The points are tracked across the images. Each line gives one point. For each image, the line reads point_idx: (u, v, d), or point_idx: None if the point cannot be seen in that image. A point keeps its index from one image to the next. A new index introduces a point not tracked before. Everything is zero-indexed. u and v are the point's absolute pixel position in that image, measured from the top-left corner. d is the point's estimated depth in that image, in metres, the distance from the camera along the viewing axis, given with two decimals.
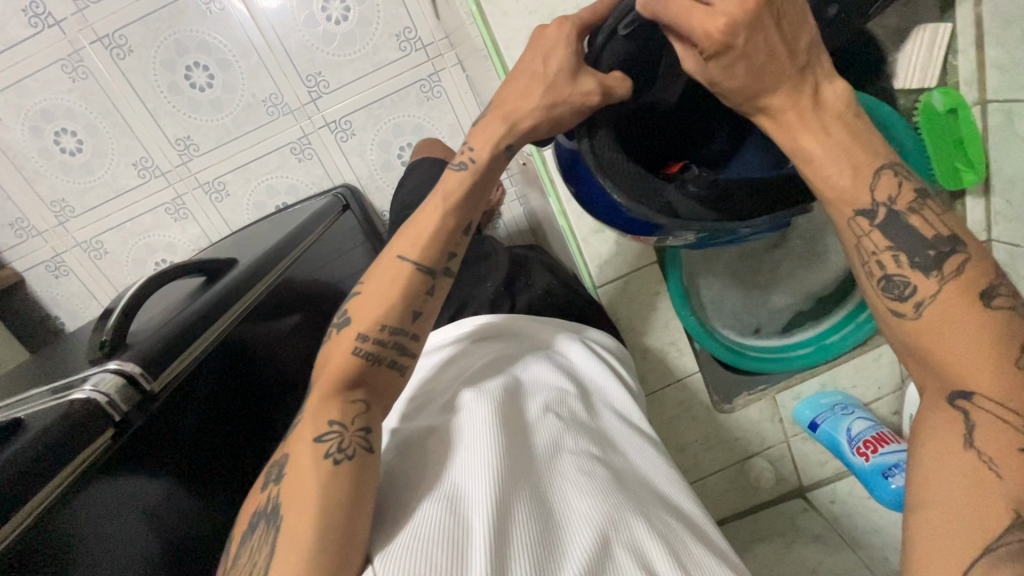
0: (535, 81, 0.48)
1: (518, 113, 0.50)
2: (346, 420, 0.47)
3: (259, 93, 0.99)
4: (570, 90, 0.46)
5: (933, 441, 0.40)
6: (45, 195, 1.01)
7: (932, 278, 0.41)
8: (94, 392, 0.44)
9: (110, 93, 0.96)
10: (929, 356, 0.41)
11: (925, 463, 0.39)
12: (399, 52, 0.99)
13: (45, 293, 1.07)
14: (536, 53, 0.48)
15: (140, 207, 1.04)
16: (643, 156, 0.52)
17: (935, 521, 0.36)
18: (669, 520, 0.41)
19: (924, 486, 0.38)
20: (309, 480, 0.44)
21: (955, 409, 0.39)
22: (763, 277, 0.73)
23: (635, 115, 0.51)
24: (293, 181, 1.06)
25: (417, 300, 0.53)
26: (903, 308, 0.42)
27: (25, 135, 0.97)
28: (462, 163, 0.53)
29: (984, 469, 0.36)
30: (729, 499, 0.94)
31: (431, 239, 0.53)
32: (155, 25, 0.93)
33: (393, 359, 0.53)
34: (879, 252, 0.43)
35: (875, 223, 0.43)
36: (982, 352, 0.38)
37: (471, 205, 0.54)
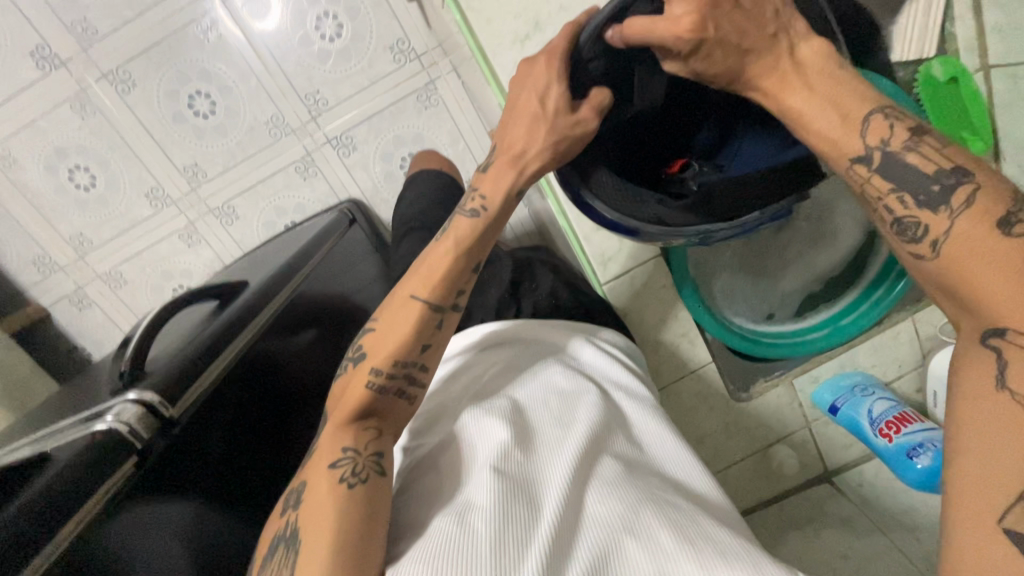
0: (533, 118, 0.49)
1: (510, 122, 0.51)
2: (360, 446, 0.48)
3: (261, 115, 1.00)
4: (573, 123, 0.48)
5: (961, 391, 0.37)
6: (64, 231, 1.04)
7: (942, 214, 0.39)
8: (116, 422, 0.45)
9: (118, 126, 0.98)
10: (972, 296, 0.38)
11: (960, 410, 0.37)
12: (394, 64, 0.99)
13: (71, 324, 1.11)
14: (528, 91, 0.49)
15: (155, 236, 1.07)
16: (642, 165, 0.56)
17: (970, 470, 0.34)
18: (679, 502, 0.41)
19: (957, 433, 0.36)
20: (327, 505, 0.44)
21: (988, 349, 0.36)
22: (773, 261, 0.72)
23: (627, 124, 0.54)
24: (300, 200, 1.08)
25: (428, 333, 0.54)
26: (922, 250, 0.40)
27: (41, 174, 1.00)
28: (473, 210, 0.54)
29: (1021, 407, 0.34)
30: (754, 489, 0.93)
31: (443, 278, 0.54)
32: (157, 57, 0.95)
33: (402, 389, 0.53)
34: (883, 197, 0.42)
35: (873, 168, 0.43)
36: (1009, 280, 0.36)
37: (481, 245, 0.55)
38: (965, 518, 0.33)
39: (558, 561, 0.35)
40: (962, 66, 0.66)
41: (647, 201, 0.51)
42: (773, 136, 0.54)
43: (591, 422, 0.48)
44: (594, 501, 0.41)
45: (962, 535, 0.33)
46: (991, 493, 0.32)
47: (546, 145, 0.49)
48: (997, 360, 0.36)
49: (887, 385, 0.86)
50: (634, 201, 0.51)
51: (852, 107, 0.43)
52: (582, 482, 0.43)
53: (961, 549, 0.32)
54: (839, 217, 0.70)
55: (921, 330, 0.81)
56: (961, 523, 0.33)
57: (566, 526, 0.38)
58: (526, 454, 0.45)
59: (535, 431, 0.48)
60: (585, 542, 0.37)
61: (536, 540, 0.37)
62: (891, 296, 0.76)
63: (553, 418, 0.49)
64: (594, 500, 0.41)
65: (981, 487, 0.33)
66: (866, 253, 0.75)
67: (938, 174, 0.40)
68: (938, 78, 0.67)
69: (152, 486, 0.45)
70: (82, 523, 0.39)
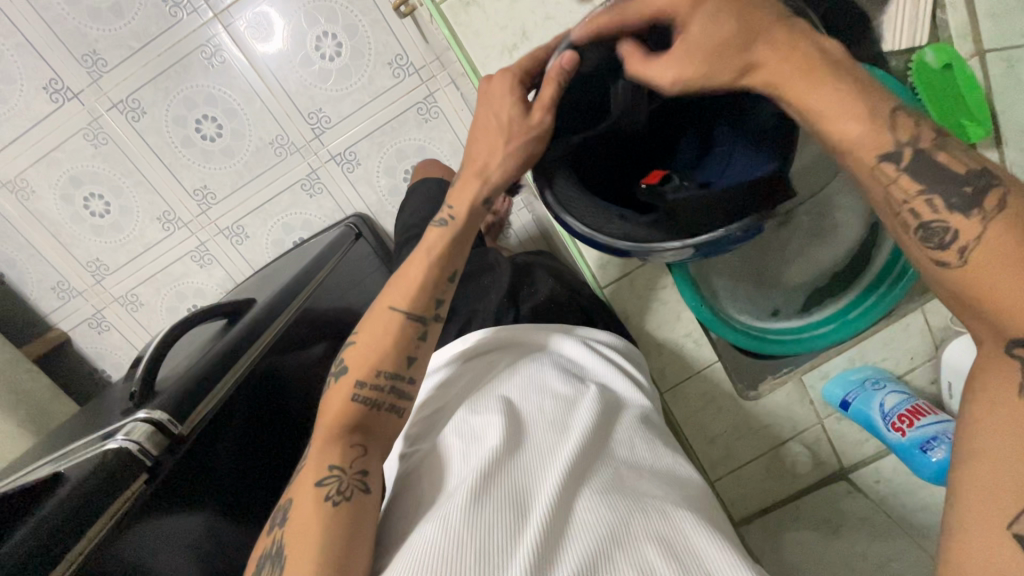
0: (494, 134, 0.52)
1: (478, 140, 0.54)
2: (345, 463, 0.49)
3: (266, 136, 1.03)
4: (527, 128, 0.50)
5: (978, 399, 0.36)
6: (82, 257, 1.08)
7: (973, 217, 0.37)
8: (126, 440, 0.46)
9: (129, 153, 1.01)
10: (967, 296, 0.37)
11: (977, 415, 0.35)
12: (394, 79, 1.01)
13: (90, 347, 1.14)
14: (489, 108, 0.52)
15: (167, 258, 1.10)
16: (622, 178, 0.56)
17: (988, 479, 0.33)
18: (670, 510, 0.41)
19: (975, 441, 0.35)
20: (311, 524, 0.44)
21: (1011, 358, 0.35)
22: (774, 257, 0.71)
23: (603, 137, 0.52)
24: (307, 216, 1.10)
25: (411, 345, 0.55)
26: (947, 256, 0.38)
27: (58, 203, 1.03)
28: (442, 220, 0.57)
29: None
30: (768, 489, 0.91)
31: (420, 287, 0.56)
32: (164, 85, 0.98)
33: (391, 403, 0.54)
34: (910, 200, 0.40)
35: (901, 167, 0.40)
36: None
37: (457, 255, 0.57)
38: (975, 530, 0.32)
39: (544, 566, 0.36)
40: (956, 54, 0.65)
41: (619, 215, 0.50)
42: (764, 146, 0.50)
43: (584, 428, 0.49)
44: (583, 506, 0.41)
45: (970, 547, 0.32)
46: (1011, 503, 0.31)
47: (508, 154, 0.52)
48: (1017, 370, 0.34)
49: (899, 378, 0.85)
50: (607, 215, 0.50)
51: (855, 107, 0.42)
52: (573, 487, 0.43)
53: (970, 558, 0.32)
54: (839, 210, 0.69)
55: (933, 321, 0.80)
56: (970, 534, 0.32)
57: (551, 529, 0.39)
58: (515, 457, 0.45)
59: (527, 435, 0.48)
60: (575, 546, 0.38)
61: (525, 544, 0.37)
62: (897, 292, 0.75)
63: (548, 420, 0.50)
64: (582, 505, 0.41)
65: (997, 498, 0.32)
66: (869, 244, 0.73)
67: (969, 175, 0.39)
68: (932, 65, 0.66)
69: (163, 502, 0.46)
70: (94, 539, 0.40)
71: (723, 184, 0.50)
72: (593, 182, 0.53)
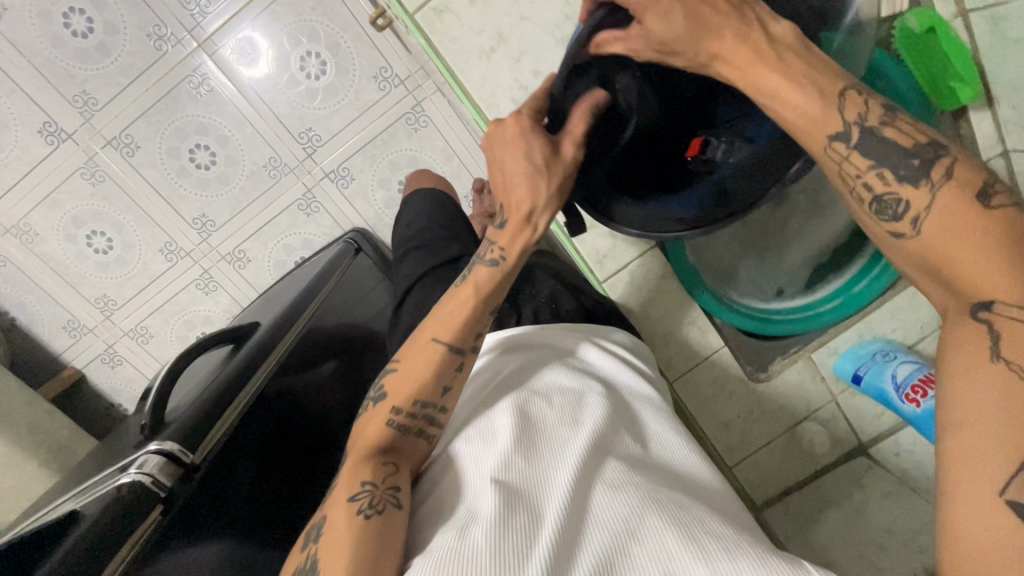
0: (529, 174, 0.51)
1: (509, 181, 0.52)
2: (377, 479, 0.49)
3: (259, 159, 1.03)
4: (564, 164, 0.50)
5: (952, 365, 0.37)
6: (90, 295, 1.09)
7: (923, 187, 0.40)
8: (139, 474, 0.46)
9: (126, 189, 1.02)
10: (950, 270, 0.38)
11: (952, 381, 0.37)
12: (380, 92, 1.01)
13: (105, 382, 1.16)
14: (512, 151, 0.51)
15: (173, 288, 1.11)
16: (661, 164, 0.57)
17: (970, 443, 0.34)
18: (685, 502, 0.41)
19: (953, 405, 0.36)
20: (343, 541, 0.44)
21: (978, 322, 0.36)
22: (774, 237, 0.72)
23: (633, 146, 0.54)
24: (307, 236, 1.11)
25: (448, 376, 0.55)
26: (902, 228, 0.41)
27: (62, 244, 1.05)
28: (490, 260, 0.56)
29: (1016, 379, 0.34)
30: (787, 471, 0.90)
31: (463, 321, 0.56)
32: (155, 118, 0.99)
33: (423, 429, 0.54)
34: (862, 174, 0.42)
35: (851, 145, 0.42)
36: (992, 263, 0.36)
37: (497, 292, 0.57)
38: (964, 495, 0.33)
39: (564, 567, 0.36)
40: (939, 16, 0.66)
41: (673, 213, 0.55)
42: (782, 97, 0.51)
43: (596, 423, 0.48)
44: (599, 503, 0.41)
45: (964, 508, 0.33)
46: (992, 463, 0.33)
47: (551, 193, 0.51)
48: (987, 333, 0.36)
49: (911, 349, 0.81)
50: (663, 218, 0.55)
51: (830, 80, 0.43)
52: (587, 484, 0.43)
53: (959, 522, 0.33)
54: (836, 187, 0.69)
55: None
56: (963, 497, 0.33)
57: (569, 529, 0.39)
58: (528, 457, 0.45)
59: (540, 433, 0.48)
60: (591, 545, 0.38)
61: (542, 545, 0.37)
62: None
63: (561, 417, 0.49)
64: (599, 503, 0.41)
65: (979, 461, 0.33)
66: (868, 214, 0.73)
67: (916, 148, 0.41)
68: (915, 29, 0.67)
69: (178, 531, 0.46)
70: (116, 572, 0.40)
71: (763, 143, 0.52)
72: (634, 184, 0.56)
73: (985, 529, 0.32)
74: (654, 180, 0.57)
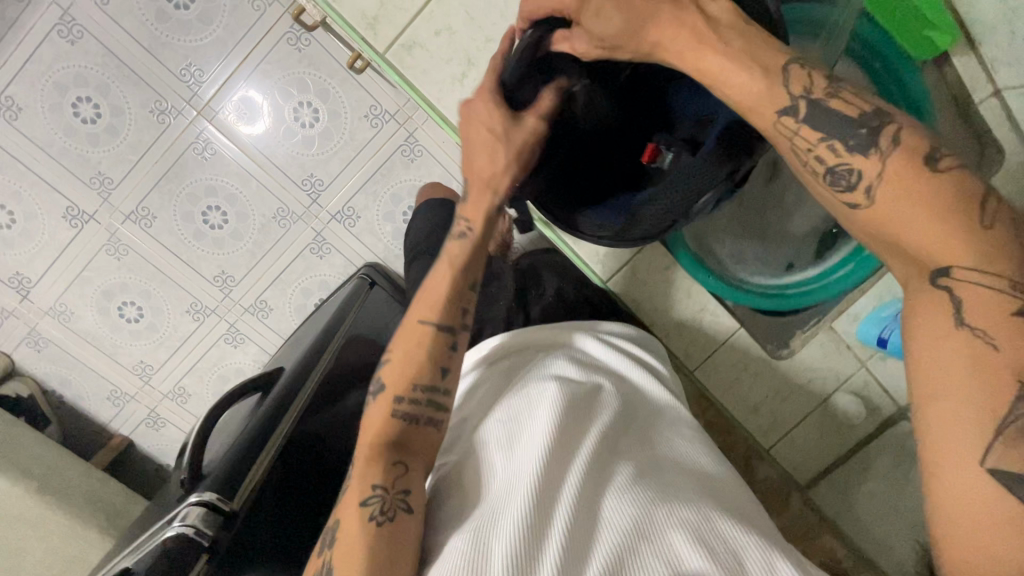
0: (494, 146, 0.55)
1: (479, 155, 0.56)
2: (388, 482, 0.49)
3: (269, 212, 1.08)
4: (522, 131, 0.54)
5: (917, 329, 0.42)
6: (128, 363, 1.14)
7: (873, 157, 0.43)
8: (183, 526, 0.49)
9: (149, 257, 1.07)
10: (897, 240, 0.43)
11: (916, 349, 0.42)
12: (373, 129, 1.04)
13: (153, 444, 1.21)
14: (477, 124, 0.56)
15: (204, 346, 1.15)
16: (609, 163, 0.62)
17: (947, 409, 0.39)
18: (691, 501, 0.42)
19: (925, 372, 0.41)
20: (358, 549, 0.45)
21: (940, 288, 0.41)
22: (773, 213, 0.73)
23: (579, 139, 0.60)
24: (322, 277, 1.14)
25: (444, 356, 0.56)
26: (858, 198, 0.44)
27: (97, 318, 1.10)
28: (462, 233, 0.59)
29: (982, 343, 0.39)
30: (826, 447, 0.88)
31: (448, 300, 0.58)
32: (167, 187, 1.04)
33: (428, 416, 0.55)
34: (815, 147, 0.45)
35: (800, 117, 0.46)
36: (938, 226, 0.40)
37: (478, 262, 0.59)
38: (945, 461, 0.38)
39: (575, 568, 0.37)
40: None
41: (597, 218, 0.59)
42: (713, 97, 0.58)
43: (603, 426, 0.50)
44: (608, 504, 0.42)
45: (949, 465, 0.38)
46: (971, 426, 0.38)
47: (511, 160, 0.55)
48: (950, 299, 0.40)
49: None
50: (591, 221, 0.59)
51: (768, 57, 0.47)
52: (597, 488, 0.44)
53: (946, 481, 0.38)
54: None
55: None
56: (944, 457, 0.38)
57: (578, 530, 0.40)
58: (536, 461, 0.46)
59: None
60: (601, 547, 0.39)
61: (552, 546, 0.38)
62: None
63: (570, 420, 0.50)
64: (607, 503, 0.42)
65: (957, 425, 0.38)
66: None
67: (862, 118, 0.44)
68: None
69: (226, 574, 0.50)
70: None
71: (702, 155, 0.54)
72: (577, 186, 0.61)
73: (970, 490, 0.37)
74: (603, 183, 0.62)
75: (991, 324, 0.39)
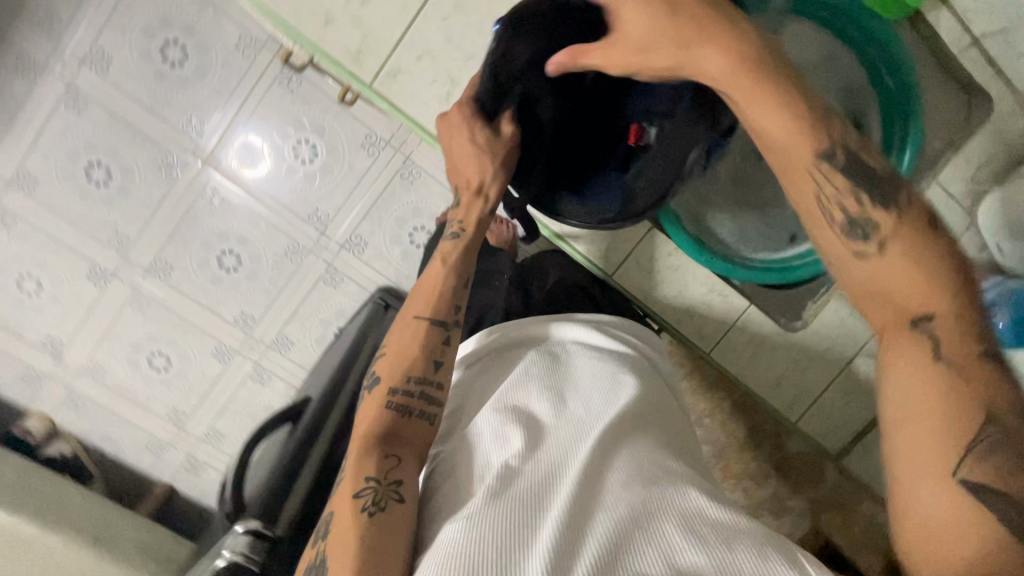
0: (476, 154, 0.62)
1: (463, 164, 0.63)
2: (380, 474, 0.50)
3: (280, 249, 1.11)
4: (501, 141, 0.62)
5: (890, 359, 0.43)
6: (162, 411, 1.18)
7: (891, 214, 0.44)
8: (232, 556, 0.52)
9: (171, 307, 1.11)
10: (884, 285, 0.44)
11: (892, 377, 0.43)
12: (370, 157, 1.07)
13: (194, 487, 1.24)
14: (459, 136, 0.62)
15: (233, 386, 1.18)
16: (588, 155, 0.68)
17: (922, 437, 0.40)
18: (678, 499, 0.45)
19: (903, 402, 0.42)
20: (349, 536, 0.46)
21: (921, 328, 0.42)
22: (768, 190, 0.76)
23: (556, 138, 0.66)
24: (339, 306, 1.16)
25: (437, 349, 0.59)
26: (866, 246, 0.44)
27: (129, 370, 1.15)
28: (453, 233, 0.65)
29: (955, 377, 0.40)
30: (855, 414, 0.88)
31: (439, 296, 0.62)
32: (181, 238, 1.08)
33: (421, 408, 0.55)
34: (840, 196, 0.45)
35: (832, 163, 0.46)
36: (928, 278, 0.42)
37: (467, 263, 0.65)
38: (918, 486, 0.40)
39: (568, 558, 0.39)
40: None
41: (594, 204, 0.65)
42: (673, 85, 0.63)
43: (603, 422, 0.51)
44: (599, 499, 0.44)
45: (920, 490, 0.40)
46: (944, 456, 0.39)
47: (496, 167, 0.62)
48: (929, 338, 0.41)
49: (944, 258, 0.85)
50: (589, 207, 0.65)
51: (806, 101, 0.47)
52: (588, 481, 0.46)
53: (921, 506, 0.39)
54: None
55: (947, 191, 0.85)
56: (916, 484, 0.40)
57: (570, 519, 0.42)
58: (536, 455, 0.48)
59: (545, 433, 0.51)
60: (593, 537, 0.41)
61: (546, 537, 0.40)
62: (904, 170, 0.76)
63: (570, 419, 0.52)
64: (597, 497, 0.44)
65: (933, 454, 0.39)
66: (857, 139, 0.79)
67: (881, 176, 0.46)
68: None
69: None
70: None
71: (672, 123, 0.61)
72: (564, 179, 0.67)
73: (945, 513, 0.38)
74: (588, 171, 0.68)
75: (963, 362, 0.41)
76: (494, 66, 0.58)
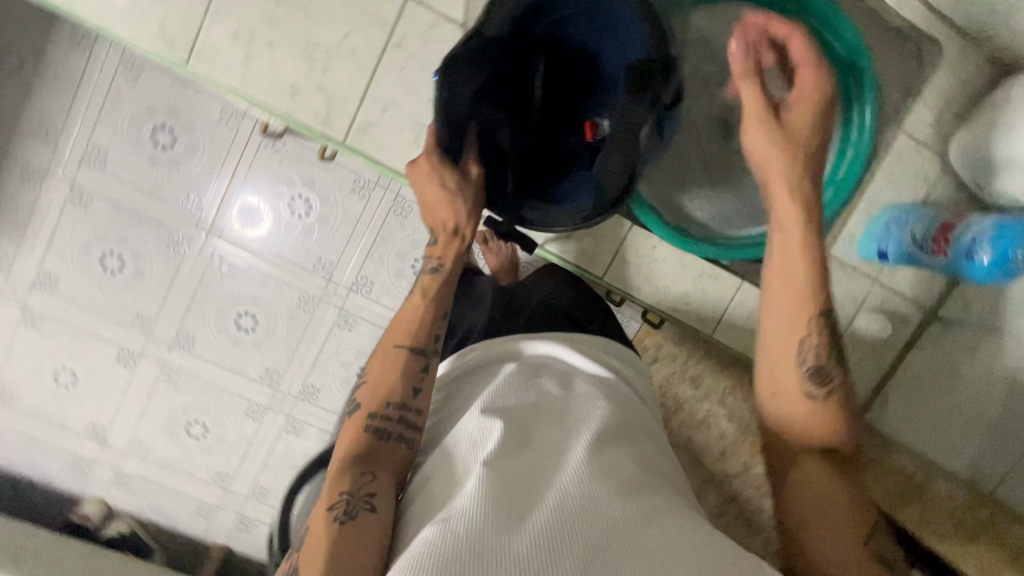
0: (444, 194, 0.68)
1: (433, 206, 0.69)
2: (354, 486, 0.53)
3: (292, 302, 1.14)
4: (467, 181, 0.68)
5: (798, 477, 0.58)
6: (206, 476, 1.22)
7: (834, 371, 0.60)
8: None
9: (199, 375, 1.16)
10: (802, 427, 0.59)
11: (799, 489, 0.57)
12: (362, 200, 1.11)
13: (248, 545, 1.28)
14: (426, 181, 0.68)
15: (269, 442, 1.21)
16: (551, 165, 0.73)
17: (827, 536, 0.54)
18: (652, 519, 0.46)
19: (811, 512, 0.55)
20: (321, 544, 0.49)
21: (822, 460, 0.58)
22: (738, 168, 0.79)
23: (517, 158, 0.71)
24: (357, 348, 1.18)
25: (415, 377, 0.62)
26: (815, 391, 0.59)
27: (169, 442, 1.20)
28: (431, 268, 0.70)
29: (850, 497, 0.56)
30: (869, 368, 0.95)
31: (418, 326, 0.66)
32: (197, 308, 1.13)
33: (399, 432, 0.58)
34: (813, 345, 0.60)
35: (821, 314, 0.60)
36: (832, 428, 0.59)
37: (444, 297, 0.69)
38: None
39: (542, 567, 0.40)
40: None
41: (575, 206, 0.68)
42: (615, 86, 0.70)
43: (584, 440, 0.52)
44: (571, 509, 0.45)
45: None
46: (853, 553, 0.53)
47: (467, 202, 0.68)
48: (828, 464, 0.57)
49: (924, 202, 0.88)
50: (571, 210, 0.68)
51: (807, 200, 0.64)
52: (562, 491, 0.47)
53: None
54: None
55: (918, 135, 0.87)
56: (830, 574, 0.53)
57: (542, 529, 0.43)
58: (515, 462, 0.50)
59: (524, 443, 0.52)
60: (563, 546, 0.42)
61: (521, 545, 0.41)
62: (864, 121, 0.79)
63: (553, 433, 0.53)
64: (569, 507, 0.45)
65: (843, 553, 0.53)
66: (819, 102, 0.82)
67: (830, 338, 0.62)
68: None
69: None
70: None
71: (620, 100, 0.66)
72: (537, 191, 0.71)
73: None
74: (556, 178, 0.73)
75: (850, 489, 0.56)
76: (444, 112, 0.64)
